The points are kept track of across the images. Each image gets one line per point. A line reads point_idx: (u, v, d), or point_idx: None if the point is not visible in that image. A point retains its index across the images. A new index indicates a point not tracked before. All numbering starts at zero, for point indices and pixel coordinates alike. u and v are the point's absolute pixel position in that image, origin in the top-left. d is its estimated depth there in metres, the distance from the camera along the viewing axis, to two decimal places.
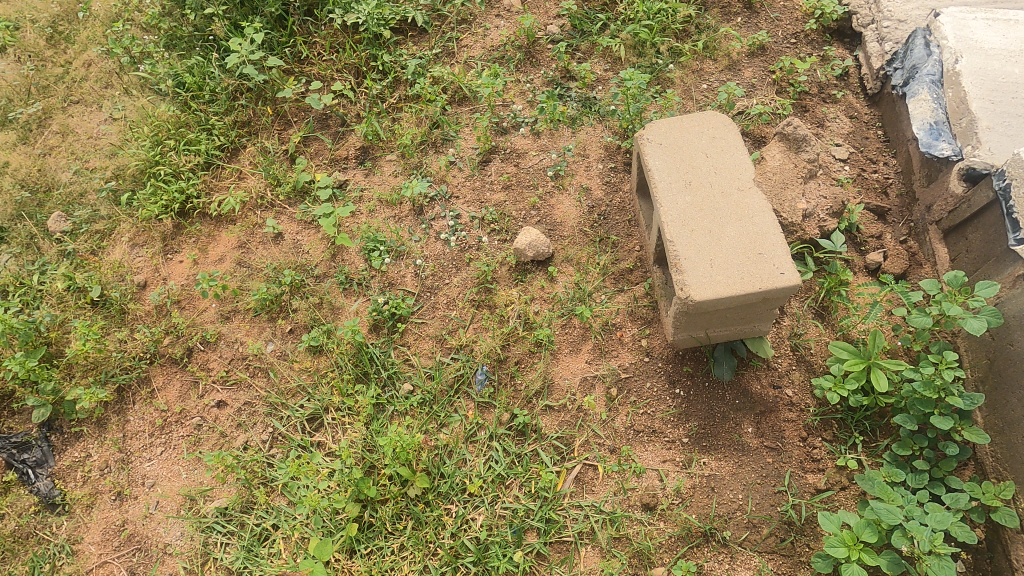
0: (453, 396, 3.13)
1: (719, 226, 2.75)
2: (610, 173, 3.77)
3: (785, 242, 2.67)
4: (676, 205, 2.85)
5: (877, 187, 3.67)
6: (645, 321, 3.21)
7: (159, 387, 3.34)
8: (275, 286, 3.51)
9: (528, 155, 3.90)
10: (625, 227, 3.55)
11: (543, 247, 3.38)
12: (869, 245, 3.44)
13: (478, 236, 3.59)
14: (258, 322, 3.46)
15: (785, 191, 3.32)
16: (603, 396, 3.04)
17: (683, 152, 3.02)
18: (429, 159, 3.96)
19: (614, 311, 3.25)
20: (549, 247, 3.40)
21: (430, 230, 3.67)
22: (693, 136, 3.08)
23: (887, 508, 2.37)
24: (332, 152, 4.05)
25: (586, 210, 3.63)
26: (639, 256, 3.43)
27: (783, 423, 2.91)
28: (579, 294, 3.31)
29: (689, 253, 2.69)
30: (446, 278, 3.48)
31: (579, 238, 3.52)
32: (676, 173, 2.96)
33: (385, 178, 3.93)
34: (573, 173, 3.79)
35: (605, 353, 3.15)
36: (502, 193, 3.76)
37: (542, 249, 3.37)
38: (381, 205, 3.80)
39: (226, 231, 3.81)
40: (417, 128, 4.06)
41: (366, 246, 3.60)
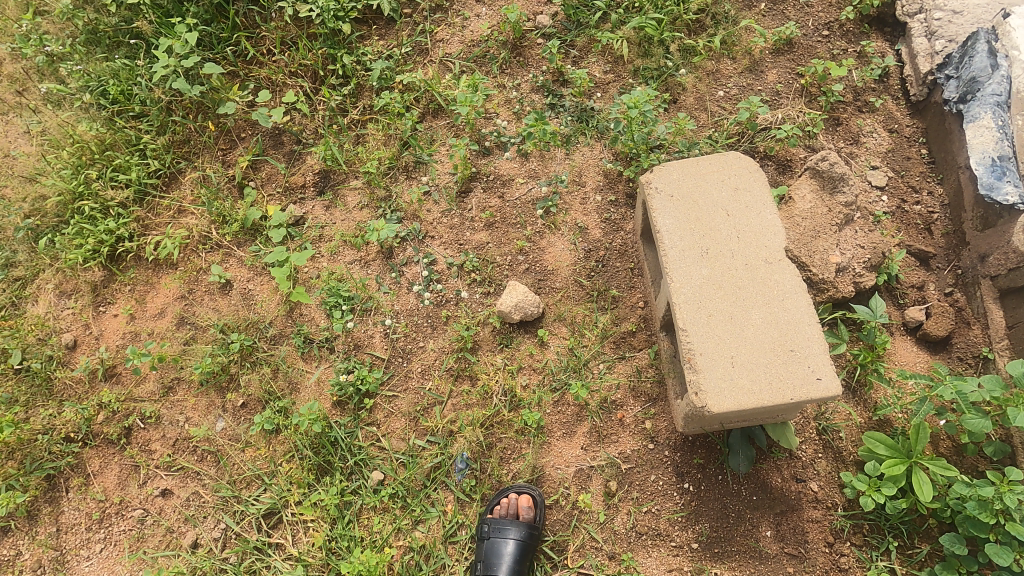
0: (429, 487, 2.73)
1: (744, 312, 2.27)
2: (610, 207, 3.22)
3: (822, 336, 2.21)
4: (691, 281, 2.35)
5: (919, 224, 3.17)
6: (649, 398, 2.79)
7: (95, 472, 2.92)
8: (222, 352, 3.03)
9: (515, 184, 3.33)
10: (626, 277, 3.05)
11: (531, 307, 2.90)
12: (908, 298, 2.98)
13: (457, 288, 3.09)
14: (205, 393, 3.00)
15: (817, 241, 2.79)
16: (601, 492, 2.66)
17: (699, 209, 2.48)
18: (400, 188, 3.38)
19: (613, 386, 2.82)
20: (539, 306, 2.92)
21: (401, 280, 3.16)
22: (712, 187, 2.52)
23: None
24: (286, 178, 3.47)
25: (582, 255, 3.12)
26: (643, 314, 2.95)
27: (806, 524, 2.56)
28: (573, 363, 2.87)
29: (706, 348, 2.23)
30: (420, 341, 3.00)
31: (574, 291, 3.03)
32: (692, 236, 2.44)
33: (349, 212, 3.37)
34: (567, 208, 3.24)
35: (603, 437, 2.74)
36: (484, 232, 3.22)
37: (531, 311, 2.89)
38: (345, 247, 3.28)
39: (166, 279, 3.29)
40: (385, 149, 3.45)
41: (327, 301, 3.10)
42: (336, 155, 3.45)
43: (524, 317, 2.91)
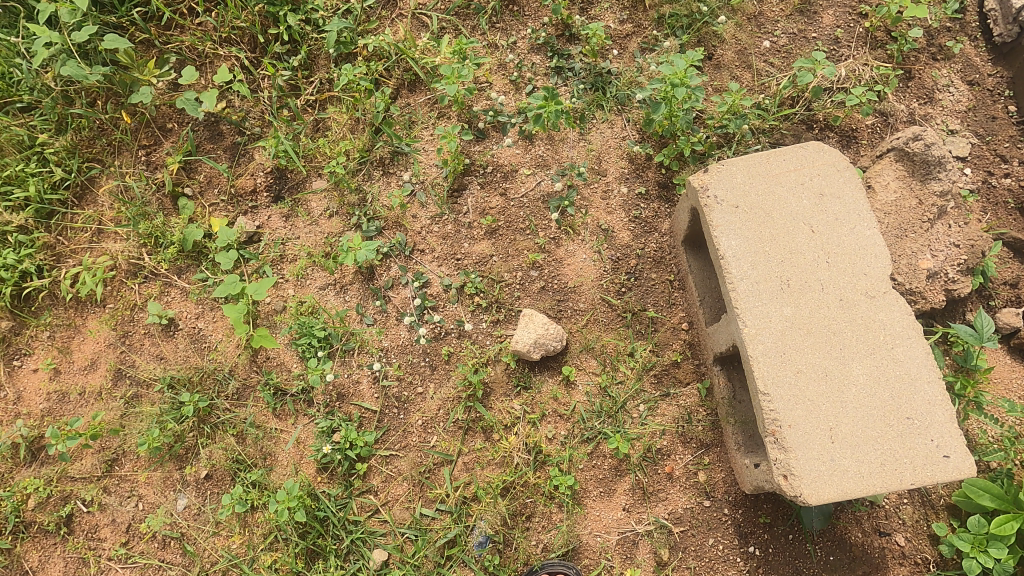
0: (444, 567, 2.28)
1: (842, 365, 1.76)
2: (639, 201, 2.60)
3: (942, 391, 1.72)
4: (771, 326, 1.81)
5: (1009, 203, 2.63)
6: (702, 444, 2.31)
7: (34, 570, 2.40)
8: (174, 415, 2.45)
9: (519, 178, 2.67)
10: (664, 292, 2.48)
11: (553, 342, 2.36)
12: (1000, 298, 2.49)
13: (459, 318, 2.51)
14: (158, 466, 2.45)
15: (904, 242, 2.25)
16: (650, 561, 2.24)
17: (773, 224, 1.90)
18: (376, 189, 2.71)
19: (657, 432, 2.33)
20: (561, 338, 2.38)
21: (388, 309, 2.56)
22: (789, 192, 1.93)
23: None
24: (230, 182, 2.75)
25: (609, 266, 2.53)
26: (687, 339, 2.42)
27: None
28: (608, 406, 2.36)
29: (796, 417, 1.73)
30: (418, 387, 2.46)
31: (603, 314, 2.47)
32: (766, 262, 1.87)
33: (314, 222, 2.71)
34: (586, 206, 2.60)
35: (648, 495, 2.29)
36: (485, 243, 2.60)
37: (552, 346, 2.35)
38: (314, 269, 2.64)
39: (92, 321, 2.63)
40: (353, 139, 2.75)
41: (298, 342, 2.50)
42: (292, 155, 2.73)
43: (545, 354, 2.36)
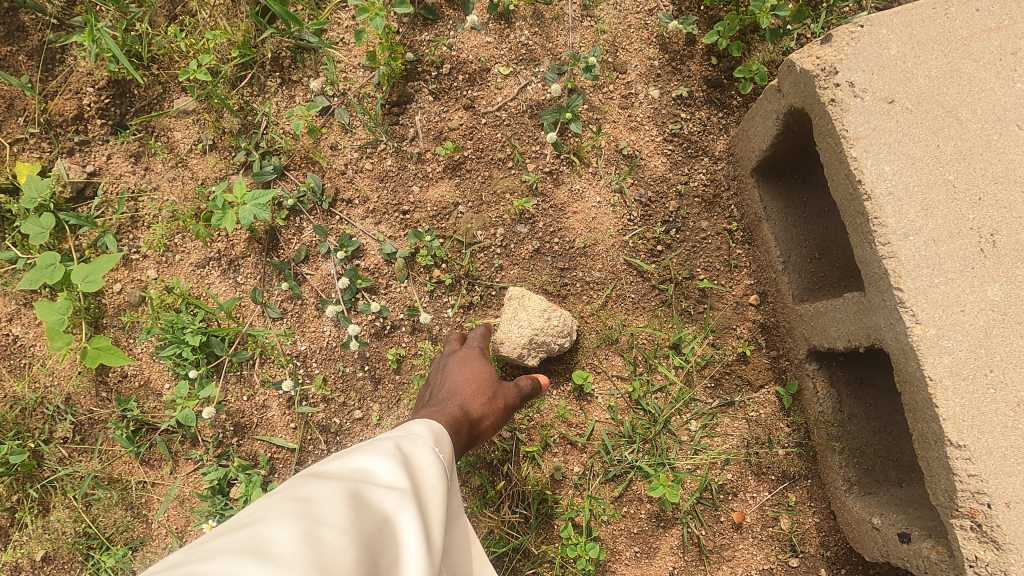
0: None
1: None
2: (679, 110, 1.68)
3: None
4: (964, 320, 1.00)
5: None
6: (785, 476, 1.53)
7: None
8: None
9: (492, 82, 1.72)
10: (721, 249, 1.63)
11: (555, 339, 1.51)
12: None
13: (411, 304, 1.65)
14: None
15: None
16: None
17: (959, 132, 1.05)
18: (270, 107, 1.75)
19: (717, 462, 1.55)
20: (569, 333, 1.54)
21: (303, 294, 1.68)
22: (986, 70, 1.06)
23: None
24: (41, 105, 1.75)
25: (636, 213, 1.65)
26: (758, 320, 1.59)
27: None
28: (641, 427, 1.57)
29: (1018, 487, 0.96)
30: (356, 411, 1.64)
31: (631, 288, 1.62)
32: (949, 203, 1.04)
33: (180, 163, 1.75)
34: (597, 120, 1.69)
35: (706, 555, 1.54)
36: (444, 185, 1.70)
37: (554, 346, 1.52)
38: (184, 236, 1.72)
39: None
40: (228, 27, 1.74)
41: (164, 352, 1.62)
42: (116, 54, 1.69)
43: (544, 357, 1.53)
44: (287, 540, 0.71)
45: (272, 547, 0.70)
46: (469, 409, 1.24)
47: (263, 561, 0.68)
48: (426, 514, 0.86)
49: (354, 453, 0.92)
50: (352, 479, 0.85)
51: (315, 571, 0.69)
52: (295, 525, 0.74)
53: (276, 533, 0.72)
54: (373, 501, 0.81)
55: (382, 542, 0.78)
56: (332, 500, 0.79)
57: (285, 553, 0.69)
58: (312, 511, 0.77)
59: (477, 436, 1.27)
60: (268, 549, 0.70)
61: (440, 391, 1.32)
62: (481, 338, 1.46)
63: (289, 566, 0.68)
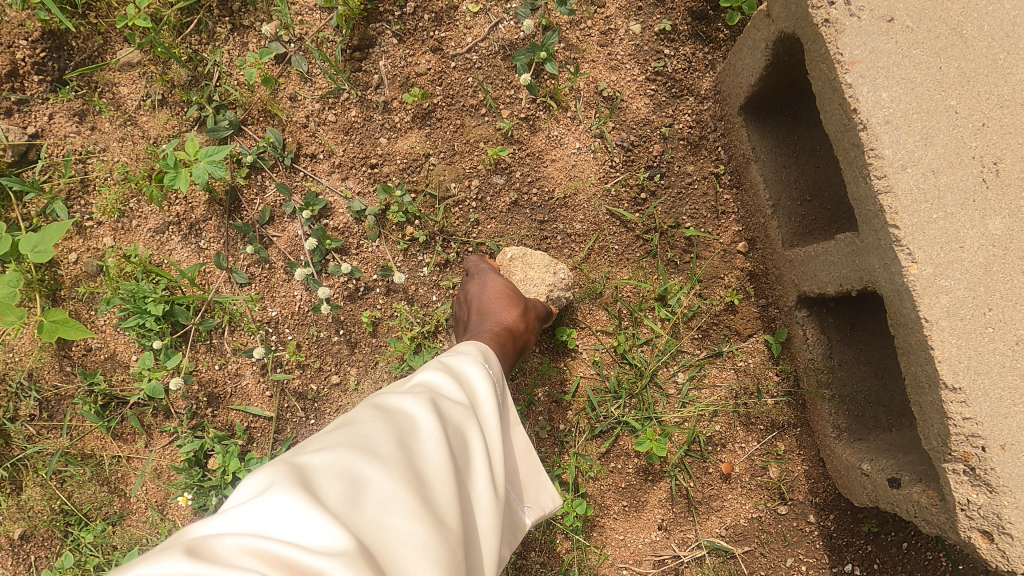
0: None
1: None
2: (662, 46, 1.57)
3: None
4: (963, 257, 0.94)
5: None
6: (773, 425, 1.50)
7: None
8: None
9: (460, 21, 1.59)
10: (707, 195, 1.55)
11: (563, 293, 1.46)
12: None
13: (384, 263, 1.57)
14: None
15: None
16: None
17: (963, 51, 0.97)
18: (221, 56, 1.61)
19: (705, 414, 1.52)
20: (573, 286, 1.49)
21: (271, 257, 1.59)
22: None
23: None
24: None
25: (618, 159, 1.56)
26: (747, 268, 1.53)
27: None
28: (627, 382, 1.52)
29: (1014, 429, 0.92)
30: (333, 376, 1.58)
31: (614, 239, 1.55)
32: (950, 131, 0.96)
33: (129, 121, 1.63)
34: (574, 59, 1.57)
35: (696, 507, 1.52)
36: (414, 135, 1.59)
37: (564, 296, 1.46)
38: (140, 200, 1.62)
39: None
40: None
41: (127, 323, 1.53)
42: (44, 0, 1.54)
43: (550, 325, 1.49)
44: (382, 441, 0.77)
45: (369, 446, 0.75)
46: (509, 324, 1.25)
47: (366, 458, 0.74)
48: (488, 426, 0.92)
49: (418, 372, 0.96)
50: (422, 391, 0.89)
51: (411, 468, 0.75)
52: (387, 429, 0.79)
53: (374, 433, 0.78)
54: (446, 410, 0.86)
55: (456, 446, 0.84)
56: (411, 405, 0.84)
57: (381, 453, 0.75)
58: (397, 417, 0.82)
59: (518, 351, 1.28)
60: (369, 445, 0.76)
61: (474, 317, 1.32)
62: (488, 261, 1.46)
63: (389, 463, 0.74)
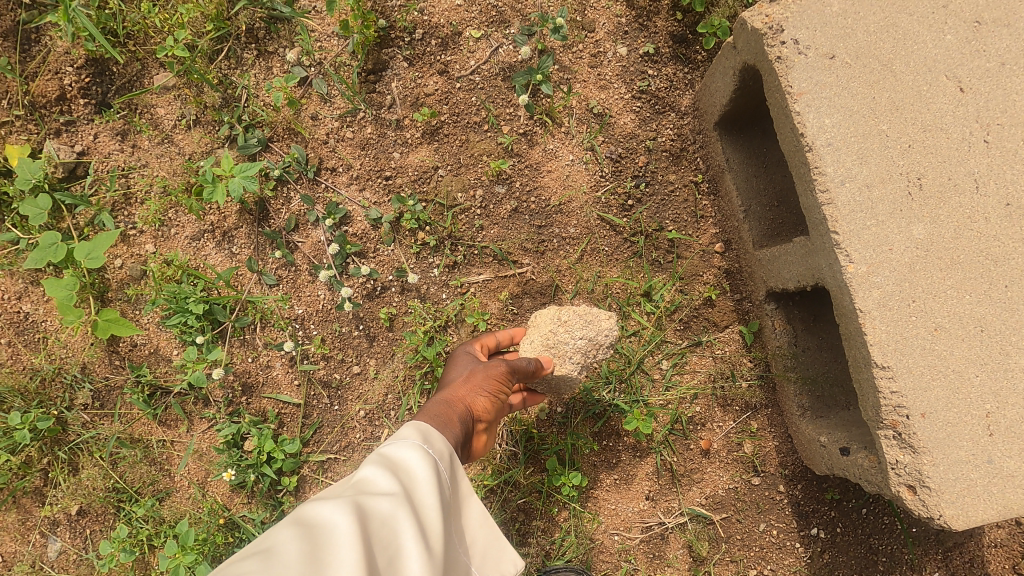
0: None
1: (1007, 311, 1.10)
2: (646, 67, 1.74)
3: None
4: (892, 258, 1.12)
5: None
6: (747, 405, 1.69)
7: None
8: (10, 441, 1.73)
9: (464, 45, 1.77)
10: (687, 201, 1.73)
11: (572, 337, 1.54)
12: None
13: (399, 265, 1.76)
14: (11, 507, 1.78)
15: None
16: (684, 560, 1.70)
17: (893, 83, 1.14)
18: (249, 80, 1.79)
19: (687, 396, 1.70)
20: (595, 317, 1.57)
21: (296, 261, 1.78)
22: (919, 24, 1.14)
23: None
24: (23, 87, 1.79)
25: (608, 170, 1.74)
26: (723, 266, 1.71)
27: (987, 552, 1.72)
28: (617, 369, 1.71)
29: (933, 400, 1.10)
30: (354, 366, 1.77)
31: (604, 242, 1.73)
32: (882, 151, 1.14)
33: (167, 139, 1.80)
34: (567, 80, 1.75)
35: (679, 479, 1.71)
36: (423, 150, 1.77)
37: (577, 339, 1.55)
38: (178, 210, 1.80)
39: None
40: None
41: (170, 321, 1.73)
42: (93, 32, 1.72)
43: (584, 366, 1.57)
44: (293, 555, 0.76)
45: (280, 560, 0.75)
46: (450, 400, 1.31)
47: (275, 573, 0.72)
48: (422, 514, 0.94)
49: (354, 473, 0.99)
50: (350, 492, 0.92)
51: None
52: (303, 540, 0.79)
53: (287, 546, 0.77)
54: (369, 507, 0.87)
55: (383, 542, 0.85)
56: (332, 510, 0.84)
57: (292, 565, 0.74)
58: (317, 525, 0.82)
59: (468, 423, 1.29)
60: (281, 559, 0.75)
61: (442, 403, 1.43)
62: (469, 345, 1.57)
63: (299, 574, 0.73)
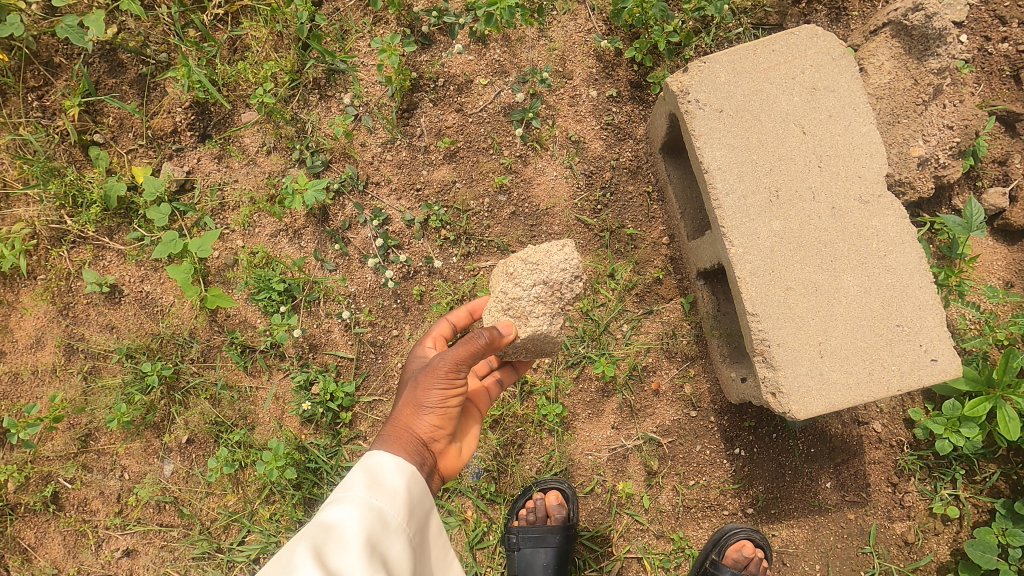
0: (442, 498, 2.32)
1: (833, 279, 1.67)
2: (610, 106, 2.34)
3: (936, 297, 1.66)
4: (759, 243, 1.70)
5: (1004, 70, 2.41)
6: (686, 357, 2.28)
7: (33, 546, 2.40)
8: (139, 385, 2.33)
9: (475, 90, 2.37)
10: (642, 206, 2.32)
11: (524, 283, 1.72)
12: (988, 177, 2.38)
13: (427, 254, 2.36)
14: (137, 436, 2.37)
15: (896, 128, 2.09)
16: (641, 473, 2.30)
17: (761, 128, 1.72)
18: (314, 116, 2.38)
19: (642, 351, 2.29)
20: (552, 259, 1.72)
21: (350, 251, 2.37)
22: (778, 89, 1.73)
23: None
24: (145, 123, 2.40)
25: (583, 183, 2.33)
26: (669, 254, 2.31)
27: (867, 466, 2.31)
28: (590, 330, 2.29)
29: (785, 336, 1.67)
30: (394, 330, 2.36)
31: (580, 236, 2.32)
32: (754, 172, 1.71)
33: (252, 161, 2.41)
34: (552, 116, 2.34)
35: (636, 412, 2.30)
36: (445, 167, 2.37)
37: (530, 287, 1.71)
38: (261, 213, 2.39)
39: (25, 297, 2.40)
40: (278, 58, 2.37)
41: (258, 297, 2.33)
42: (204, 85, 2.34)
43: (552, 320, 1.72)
44: None
45: None
46: (398, 427, 1.58)
47: None
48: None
49: (301, 537, 1.30)
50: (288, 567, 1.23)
51: None
52: None
53: None
54: None
55: None
56: None
57: None
58: None
59: (419, 445, 1.57)
60: None
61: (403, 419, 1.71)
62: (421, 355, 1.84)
63: None
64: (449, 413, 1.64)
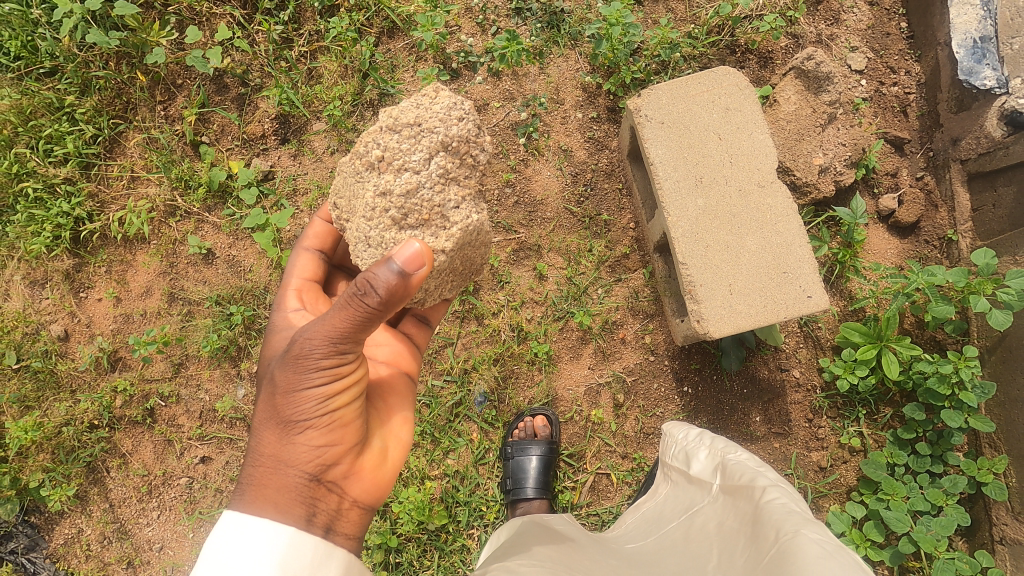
0: (453, 421, 2.96)
1: (739, 240, 2.37)
2: (592, 125, 3.10)
3: (812, 254, 2.35)
4: (687, 214, 2.40)
5: (895, 105, 3.15)
6: (647, 314, 2.96)
7: (130, 452, 3.05)
8: (225, 324, 3.03)
9: (490, 111, 3.14)
10: (616, 199, 3.06)
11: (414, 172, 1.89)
12: (883, 185, 3.09)
13: None
14: (218, 365, 3.05)
15: (802, 143, 2.82)
16: (610, 404, 2.94)
17: (691, 135, 2.45)
18: (369, 127, 3.15)
19: (613, 308, 2.96)
20: (427, 139, 1.89)
21: None
22: (703, 110, 2.47)
23: (897, 517, 2.56)
24: (241, 129, 3.19)
25: (569, 181, 3.07)
26: (634, 236, 3.03)
27: (789, 406, 2.93)
28: (573, 291, 2.97)
29: (706, 280, 2.35)
30: None
31: (567, 221, 3.04)
32: (685, 166, 2.44)
33: (319, 159, 3.17)
34: (548, 131, 3.10)
35: (608, 356, 2.96)
36: None
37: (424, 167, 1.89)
38: (324, 197, 3.13)
39: (141, 256, 3.15)
40: (344, 84, 3.16)
41: None
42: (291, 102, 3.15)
43: (470, 197, 1.97)
44: None
45: None
46: (280, 465, 1.75)
47: None
48: None
49: None
50: None
51: None
52: None
53: None
54: None
55: None
56: None
57: None
58: None
59: (305, 483, 1.74)
60: None
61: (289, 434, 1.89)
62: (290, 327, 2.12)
63: None
64: (330, 429, 1.76)
